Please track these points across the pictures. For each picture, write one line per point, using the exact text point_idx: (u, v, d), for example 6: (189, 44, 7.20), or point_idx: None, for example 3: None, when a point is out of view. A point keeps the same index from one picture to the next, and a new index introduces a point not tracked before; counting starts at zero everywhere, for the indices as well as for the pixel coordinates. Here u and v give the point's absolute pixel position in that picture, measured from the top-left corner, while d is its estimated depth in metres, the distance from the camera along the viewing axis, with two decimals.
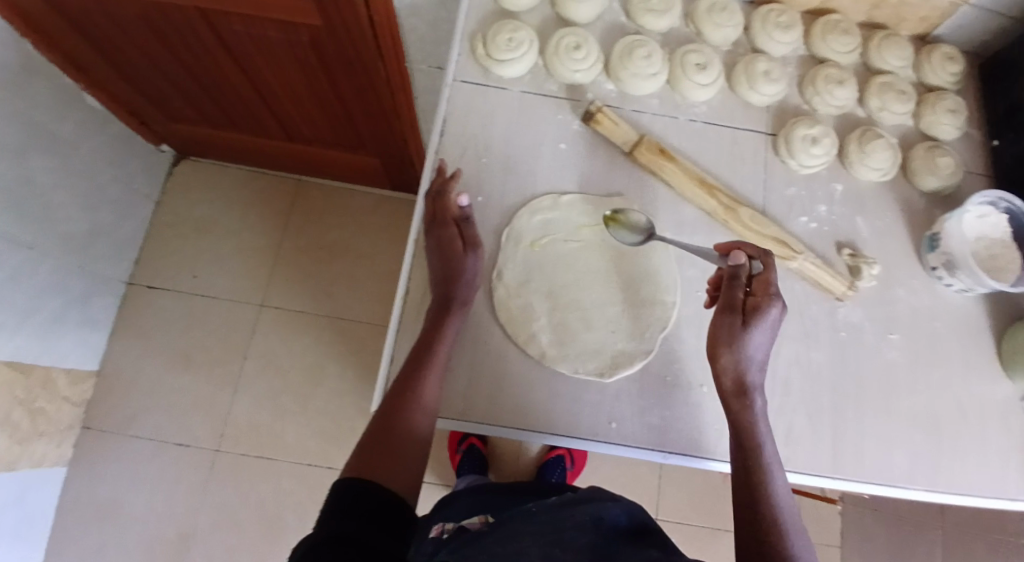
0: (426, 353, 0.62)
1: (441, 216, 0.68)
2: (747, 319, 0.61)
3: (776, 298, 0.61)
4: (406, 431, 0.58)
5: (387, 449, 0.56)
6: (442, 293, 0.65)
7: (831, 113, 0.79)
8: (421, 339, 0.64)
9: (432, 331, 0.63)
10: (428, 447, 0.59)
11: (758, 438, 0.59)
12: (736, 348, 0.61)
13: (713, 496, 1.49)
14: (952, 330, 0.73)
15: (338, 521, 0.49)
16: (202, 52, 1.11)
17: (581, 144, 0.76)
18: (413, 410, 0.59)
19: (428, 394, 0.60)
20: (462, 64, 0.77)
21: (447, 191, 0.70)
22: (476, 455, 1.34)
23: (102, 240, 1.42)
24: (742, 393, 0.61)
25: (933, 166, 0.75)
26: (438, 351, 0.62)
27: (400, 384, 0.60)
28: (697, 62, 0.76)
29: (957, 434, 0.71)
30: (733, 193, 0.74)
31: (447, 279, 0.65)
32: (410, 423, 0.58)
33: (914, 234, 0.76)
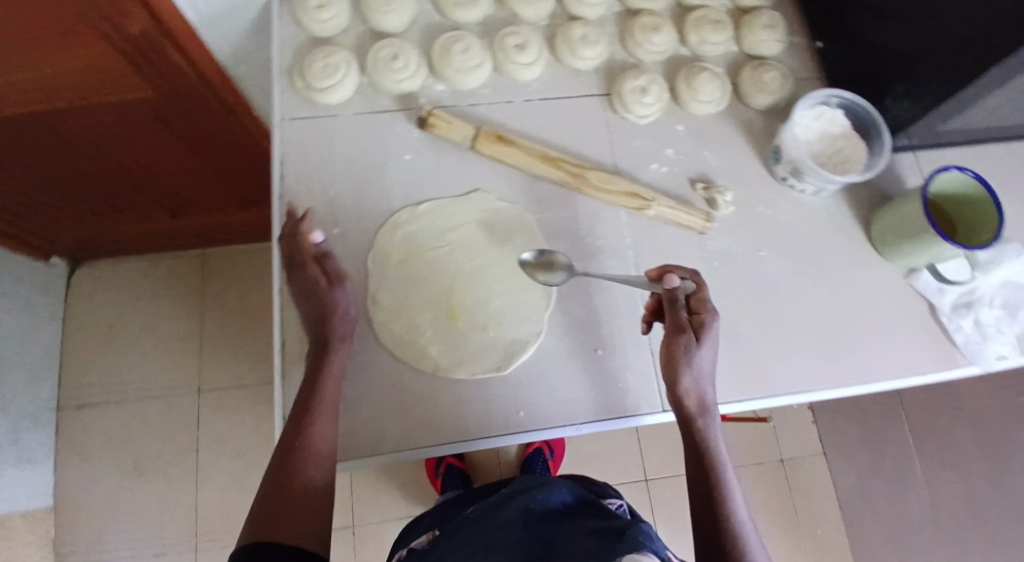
0: (312, 399, 0.60)
1: (298, 258, 0.64)
2: (697, 336, 0.62)
3: (713, 313, 0.63)
4: (303, 485, 0.56)
5: (287, 507, 0.54)
6: (318, 334, 0.63)
7: (655, 59, 0.81)
8: (305, 386, 0.62)
9: (316, 374, 0.62)
10: (330, 493, 0.58)
11: (714, 458, 0.60)
12: (693, 373, 0.62)
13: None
14: (819, 231, 0.76)
15: None
16: (50, 156, 1.07)
17: (425, 150, 0.75)
18: (308, 461, 0.58)
19: (321, 440, 0.59)
20: (288, 102, 0.76)
21: (299, 232, 0.65)
22: (456, 475, 1.30)
23: (14, 372, 1.36)
24: (703, 412, 0.62)
25: (759, 84, 0.78)
26: (325, 394, 0.61)
27: (288, 438, 0.59)
28: (515, 44, 0.77)
29: (845, 325, 0.74)
30: (581, 159, 0.75)
31: (319, 319, 0.63)
32: (305, 475, 0.57)
33: (760, 151, 0.78)
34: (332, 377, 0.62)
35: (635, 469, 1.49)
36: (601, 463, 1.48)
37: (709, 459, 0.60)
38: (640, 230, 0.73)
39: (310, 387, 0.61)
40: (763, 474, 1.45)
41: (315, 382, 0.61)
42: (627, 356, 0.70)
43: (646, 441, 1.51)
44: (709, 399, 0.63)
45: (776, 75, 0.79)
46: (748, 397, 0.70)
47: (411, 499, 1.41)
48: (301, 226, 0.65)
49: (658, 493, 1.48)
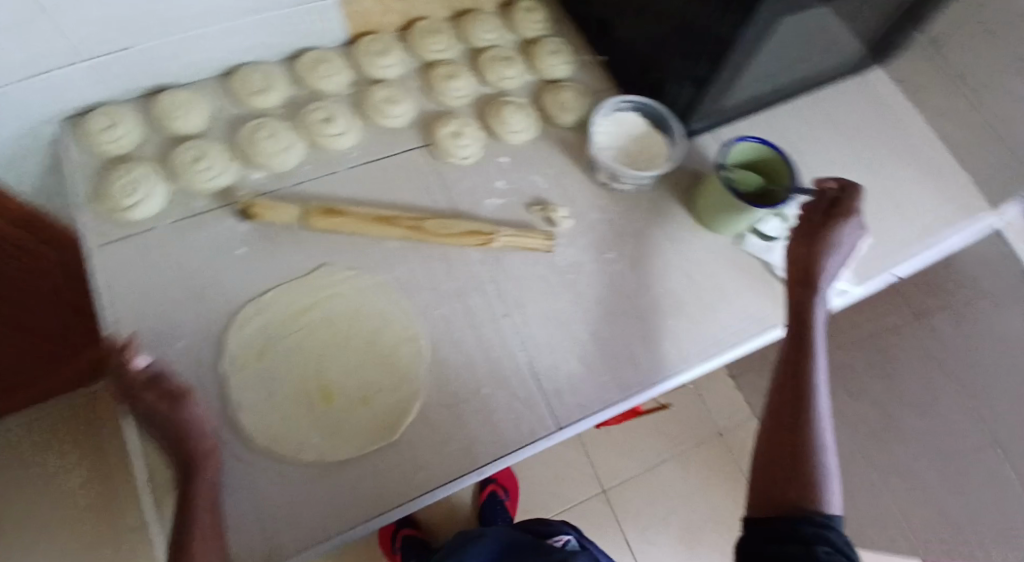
0: (187, 525, 0.55)
1: (127, 388, 0.58)
2: (829, 226, 0.66)
3: (853, 214, 0.66)
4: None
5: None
6: (178, 459, 0.58)
7: (463, 102, 0.84)
8: (176, 517, 0.57)
9: (184, 502, 0.57)
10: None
11: (808, 342, 0.62)
12: (821, 245, 0.65)
13: (635, 435, 1.51)
14: (652, 220, 0.83)
15: None
16: None
17: (258, 239, 0.73)
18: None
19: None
20: (93, 228, 0.71)
21: (121, 360, 0.59)
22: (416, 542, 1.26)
23: None
24: (807, 283, 0.65)
25: (561, 103, 0.85)
26: (200, 522, 0.56)
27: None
28: (322, 117, 0.77)
29: (698, 299, 0.80)
30: (418, 210, 0.77)
31: (177, 441, 0.58)
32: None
33: (582, 162, 0.85)
34: (206, 500, 0.57)
35: (593, 482, 1.45)
36: (549, 486, 1.43)
37: (802, 347, 0.62)
38: (491, 262, 0.76)
39: (182, 518, 0.56)
40: (705, 450, 1.51)
41: (187, 511, 0.56)
42: (513, 385, 0.71)
43: (591, 447, 1.48)
44: (824, 278, 0.65)
45: (573, 93, 0.86)
46: (632, 392, 0.73)
47: None
48: (127, 349, 0.58)
49: (620, 499, 1.44)
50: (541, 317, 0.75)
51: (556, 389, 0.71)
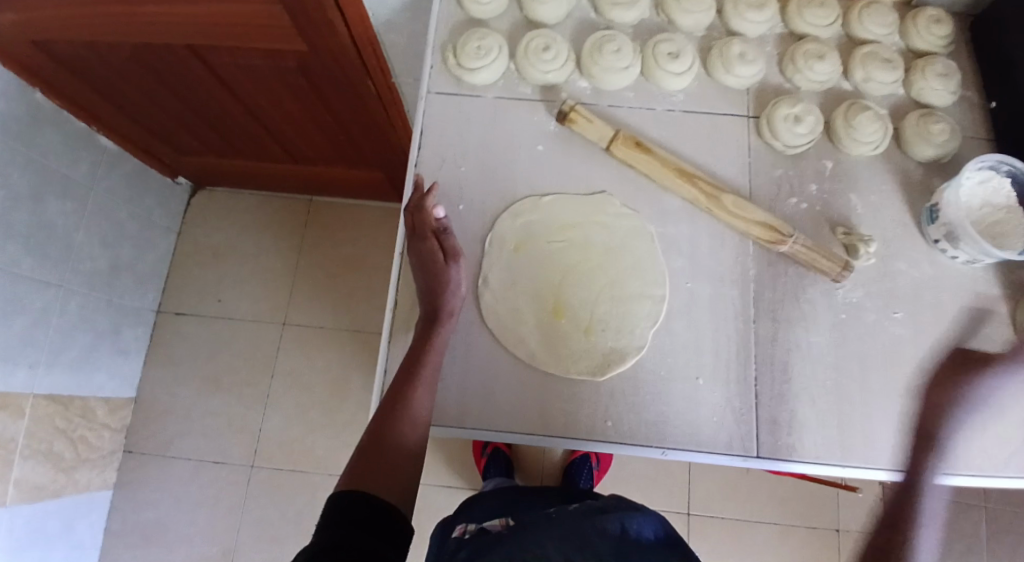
0: (415, 366, 0.64)
1: (419, 229, 0.68)
2: None
3: None
4: (400, 446, 0.59)
5: (383, 466, 0.57)
6: (427, 305, 0.66)
7: (813, 88, 0.76)
8: (411, 353, 0.65)
9: (422, 342, 0.65)
10: (420, 457, 0.61)
11: None
12: None
13: (747, 483, 1.38)
14: (960, 303, 0.71)
15: (330, 530, 0.49)
16: (199, 86, 1.15)
17: (560, 143, 0.75)
18: (409, 423, 0.61)
19: (419, 404, 0.63)
20: (436, 76, 0.78)
21: (424, 204, 0.69)
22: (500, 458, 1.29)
23: (127, 273, 1.49)
24: None
25: (926, 133, 0.73)
26: (427, 364, 0.64)
27: (392, 398, 0.62)
28: (669, 51, 0.74)
29: (969, 410, 0.68)
30: (715, 178, 0.73)
31: (432, 292, 0.66)
32: (402, 436, 0.60)
33: (912, 207, 0.74)
34: (438, 348, 0.65)
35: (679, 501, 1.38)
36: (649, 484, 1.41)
37: None
38: (764, 265, 0.71)
39: (415, 353, 0.65)
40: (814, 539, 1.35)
41: (422, 349, 0.65)
42: (730, 392, 0.67)
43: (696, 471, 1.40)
44: None
45: (945, 126, 0.74)
46: (848, 463, 0.66)
47: (457, 472, 1.43)
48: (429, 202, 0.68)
49: (700, 529, 1.36)
50: (789, 343, 0.69)
51: (772, 419, 0.67)
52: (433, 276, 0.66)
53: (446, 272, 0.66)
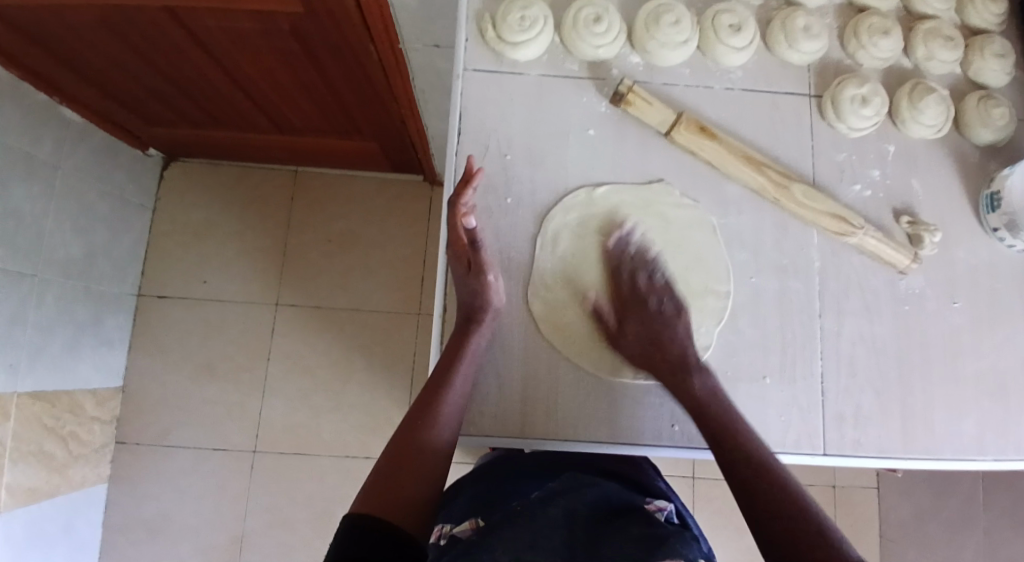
0: (448, 375, 0.60)
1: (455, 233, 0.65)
2: None
3: None
4: (415, 464, 0.55)
5: (392, 486, 0.52)
6: (466, 310, 0.64)
7: (875, 66, 0.72)
8: (445, 358, 0.62)
9: (455, 351, 0.62)
10: (440, 476, 0.56)
11: None
12: None
13: None
14: (1017, 288, 0.70)
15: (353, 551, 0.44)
16: (177, 54, 1.04)
17: (611, 127, 0.70)
18: (428, 441, 0.57)
19: (443, 419, 0.59)
20: (472, 51, 0.70)
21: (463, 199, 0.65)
22: None
23: (104, 257, 1.37)
24: None
25: (986, 118, 0.71)
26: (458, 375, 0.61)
27: (415, 416, 0.59)
28: (731, 23, 0.68)
29: (1022, 396, 0.68)
30: (780, 166, 0.69)
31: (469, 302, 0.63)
32: (418, 453, 0.56)
33: (971, 191, 0.72)
34: (470, 355, 0.62)
35: None
36: None
37: None
38: (828, 256, 0.68)
39: (443, 363, 0.61)
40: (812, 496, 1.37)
41: (453, 359, 0.61)
42: (796, 389, 0.66)
43: None
44: None
45: (1004, 110, 0.71)
46: (910, 454, 0.66)
47: None
48: (461, 207, 0.63)
49: None
50: (854, 339, 0.67)
51: (839, 414, 0.66)
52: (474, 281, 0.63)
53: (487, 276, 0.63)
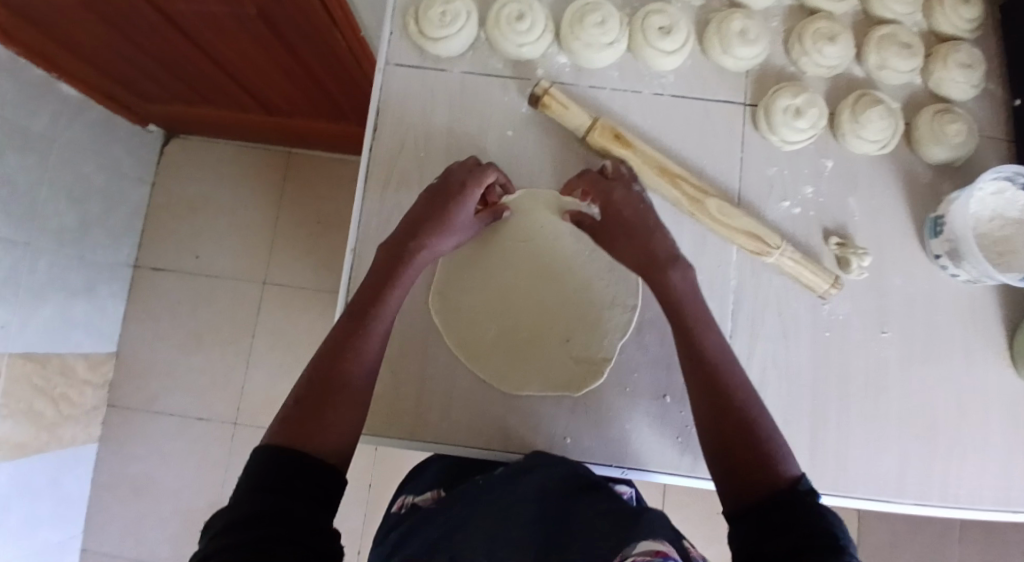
0: (380, 299, 0.55)
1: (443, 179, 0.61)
2: None
3: None
4: (344, 389, 0.50)
5: (321, 421, 0.48)
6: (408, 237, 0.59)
7: (820, 74, 0.68)
8: (378, 279, 0.57)
9: (390, 277, 0.57)
10: (368, 399, 0.52)
11: None
12: None
13: None
14: (959, 321, 0.66)
15: (266, 495, 0.40)
16: (157, 33, 1.06)
17: (531, 130, 0.68)
18: (354, 367, 0.52)
19: (377, 339, 0.54)
20: (396, 45, 0.69)
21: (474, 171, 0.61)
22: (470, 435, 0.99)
23: (98, 228, 1.43)
24: None
25: (939, 135, 0.65)
26: (393, 298, 0.56)
27: (338, 331, 0.53)
28: (660, 25, 0.65)
29: (952, 440, 0.64)
30: (701, 179, 0.66)
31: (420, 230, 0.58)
32: (347, 376, 0.51)
33: (917, 214, 0.67)
34: (410, 276, 0.58)
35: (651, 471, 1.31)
36: None
37: None
38: (747, 275, 0.65)
39: (376, 279, 0.57)
40: None
41: (391, 278, 0.57)
42: None
43: None
44: None
45: (964, 126, 0.65)
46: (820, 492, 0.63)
47: None
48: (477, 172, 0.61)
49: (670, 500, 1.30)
50: (767, 366, 0.64)
51: None
52: (435, 205, 0.59)
53: (456, 205, 0.59)
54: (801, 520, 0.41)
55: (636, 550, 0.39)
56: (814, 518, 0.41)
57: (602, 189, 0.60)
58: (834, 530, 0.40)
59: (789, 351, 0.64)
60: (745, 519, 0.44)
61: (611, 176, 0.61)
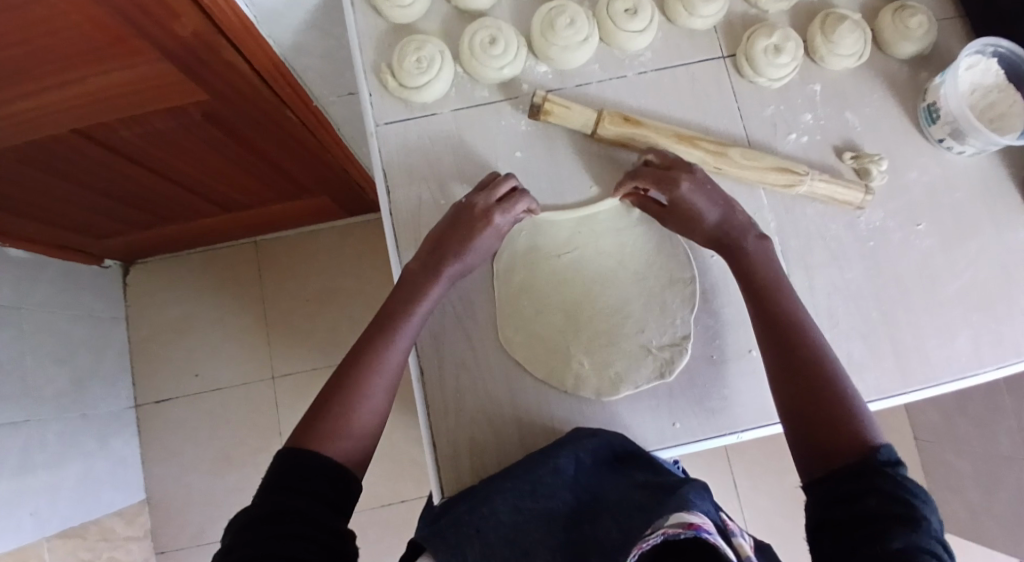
0: (398, 310, 0.59)
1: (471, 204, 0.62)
2: None
3: None
4: (367, 391, 0.54)
5: (340, 415, 0.52)
6: (433, 248, 0.61)
7: (781, 8, 0.70)
8: (400, 291, 0.60)
9: (410, 289, 0.60)
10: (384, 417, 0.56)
11: None
12: None
13: None
14: (977, 193, 0.69)
15: (282, 495, 0.45)
16: (101, 168, 1.00)
17: (536, 144, 0.69)
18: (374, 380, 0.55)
19: (400, 349, 0.58)
20: (379, 104, 0.69)
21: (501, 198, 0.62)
22: None
23: (92, 380, 1.36)
24: None
25: (905, 31, 0.69)
26: (416, 309, 0.60)
27: (369, 332, 0.58)
28: (625, 8, 0.67)
29: (1009, 300, 0.67)
30: (712, 137, 0.68)
31: (439, 245, 0.61)
32: (371, 378, 0.55)
33: (908, 108, 0.71)
34: (433, 290, 0.60)
35: None
36: None
37: None
38: (780, 212, 0.68)
39: (402, 286, 0.60)
40: None
41: (416, 289, 0.60)
42: None
43: None
44: None
45: (924, 18, 0.69)
46: (912, 389, 0.65)
47: None
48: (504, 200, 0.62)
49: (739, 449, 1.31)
50: (828, 290, 0.66)
51: None
52: (461, 228, 0.61)
53: (479, 229, 0.61)
54: (877, 486, 0.43)
55: (668, 521, 0.40)
56: (890, 485, 0.43)
57: (665, 181, 0.62)
58: (911, 502, 0.42)
59: (843, 270, 0.67)
60: (823, 483, 0.47)
61: (666, 166, 0.63)
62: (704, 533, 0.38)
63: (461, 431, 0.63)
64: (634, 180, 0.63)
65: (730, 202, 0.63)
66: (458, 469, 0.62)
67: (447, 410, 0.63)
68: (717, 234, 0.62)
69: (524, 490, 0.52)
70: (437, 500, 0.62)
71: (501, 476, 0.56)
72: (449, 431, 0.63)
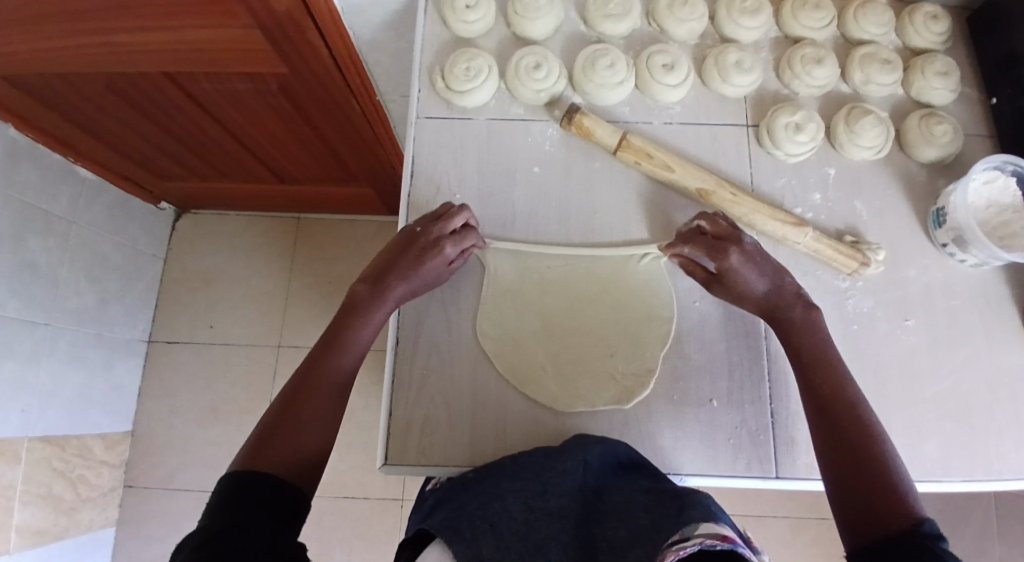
0: (344, 331, 0.61)
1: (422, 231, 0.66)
2: None
3: None
4: (312, 410, 0.56)
5: (289, 435, 0.54)
6: (377, 272, 0.65)
7: (812, 93, 0.75)
8: (346, 311, 0.63)
9: (355, 312, 0.63)
10: (334, 427, 0.57)
11: None
12: None
13: None
14: (974, 304, 0.70)
15: (226, 517, 0.44)
16: (176, 113, 1.10)
17: (555, 165, 0.74)
18: (316, 399, 0.57)
19: (346, 367, 0.60)
20: (425, 100, 0.76)
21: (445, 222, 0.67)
22: None
23: (116, 305, 1.45)
24: None
25: (928, 136, 0.71)
26: (362, 331, 0.62)
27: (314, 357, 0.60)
28: (663, 63, 0.73)
29: (989, 416, 0.67)
30: (722, 175, 0.73)
31: (384, 269, 0.65)
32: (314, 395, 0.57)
33: (919, 210, 0.73)
34: (380, 312, 0.63)
35: None
36: None
37: None
38: None
39: (347, 309, 0.63)
40: None
41: (363, 311, 0.63)
42: (743, 412, 0.66)
43: None
44: None
45: (949, 127, 0.72)
46: None
47: None
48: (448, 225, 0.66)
49: None
50: None
51: (791, 439, 0.65)
52: (411, 253, 0.65)
53: (431, 256, 0.65)
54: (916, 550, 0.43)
55: (699, 531, 0.41)
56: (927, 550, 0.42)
57: (718, 250, 0.63)
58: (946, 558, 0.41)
59: None
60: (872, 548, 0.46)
61: (720, 234, 0.64)
62: (739, 546, 0.40)
63: (418, 407, 0.66)
64: (688, 246, 0.66)
65: (781, 274, 0.64)
66: (406, 442, 0.65)
67: (412, 384, 0.66)
68: (767, 305, 0.63)
69: (534, 491, 0.52)
70: (380, 466, 0.65)
71: (504, 478, 0.56)
72: (407, 404, 0.66)
